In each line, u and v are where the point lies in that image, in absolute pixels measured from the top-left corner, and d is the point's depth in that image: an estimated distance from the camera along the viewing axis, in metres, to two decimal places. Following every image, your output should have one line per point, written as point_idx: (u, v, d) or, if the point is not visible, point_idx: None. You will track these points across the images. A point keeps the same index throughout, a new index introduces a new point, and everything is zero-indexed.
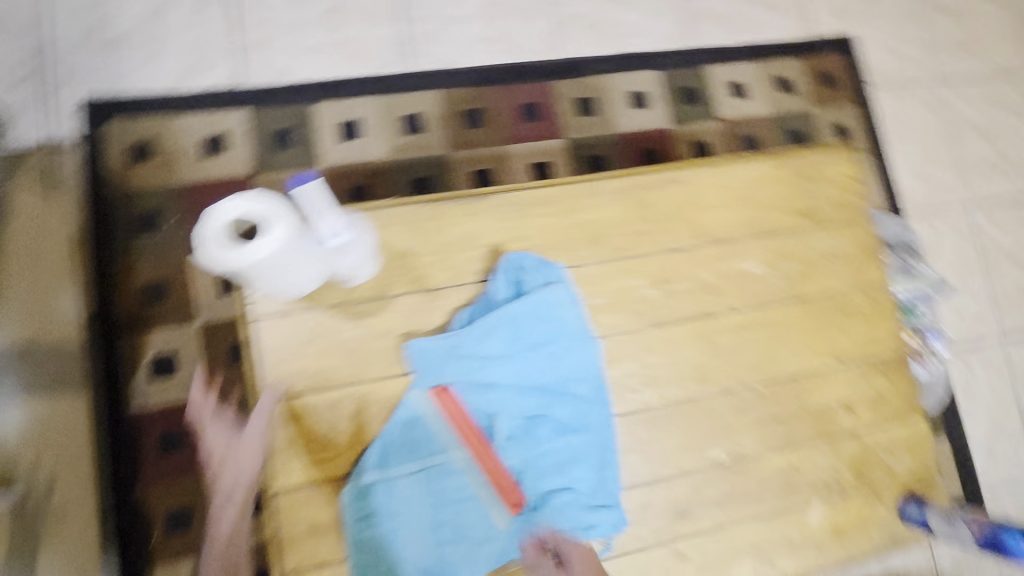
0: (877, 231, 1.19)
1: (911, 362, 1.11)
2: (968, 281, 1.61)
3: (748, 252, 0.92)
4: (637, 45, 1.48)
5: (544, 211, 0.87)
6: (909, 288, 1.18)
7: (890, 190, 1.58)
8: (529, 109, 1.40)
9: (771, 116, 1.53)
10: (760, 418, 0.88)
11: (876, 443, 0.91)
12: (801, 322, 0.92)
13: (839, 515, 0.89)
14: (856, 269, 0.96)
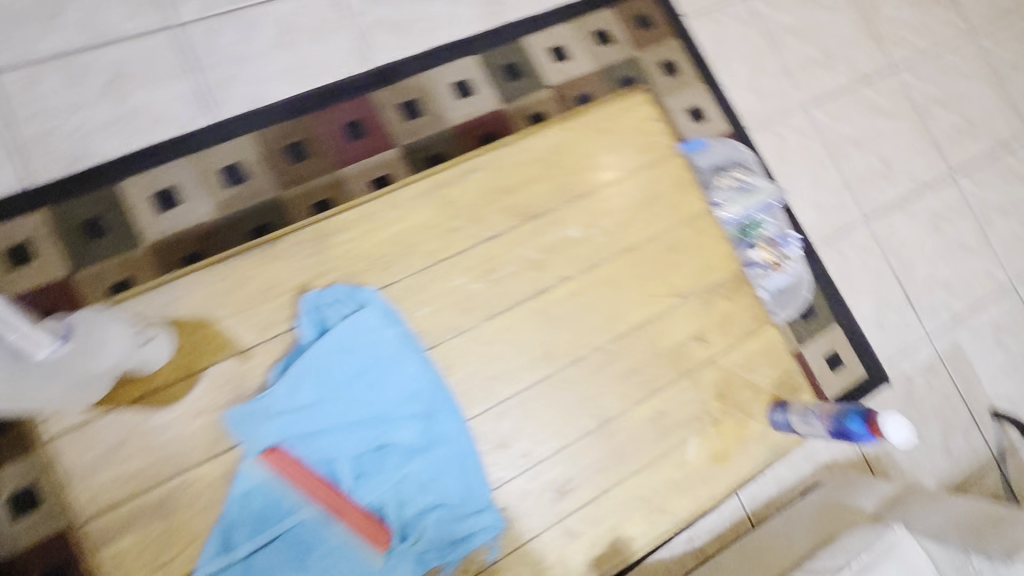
0: (700, 162, 1.23)
1: (750, 276, 1.21)
2: (824, 177, 1.68)
3: (566, 218, 0.92)
4: (446, 34, 1.45)
5: (345, 237, 0.83)
6: (750, 206, 1.23)
7: (732, 110, 1.62)
8: (353, 127, 1.35)
9: (598, 70, 1.54)
10: (616, 375, 0.90)
11: (733, 364, 0.94)
12: (632, 272, 0.93)
13: (717, 443, 0.91)
14: (676, 206, 0.97)
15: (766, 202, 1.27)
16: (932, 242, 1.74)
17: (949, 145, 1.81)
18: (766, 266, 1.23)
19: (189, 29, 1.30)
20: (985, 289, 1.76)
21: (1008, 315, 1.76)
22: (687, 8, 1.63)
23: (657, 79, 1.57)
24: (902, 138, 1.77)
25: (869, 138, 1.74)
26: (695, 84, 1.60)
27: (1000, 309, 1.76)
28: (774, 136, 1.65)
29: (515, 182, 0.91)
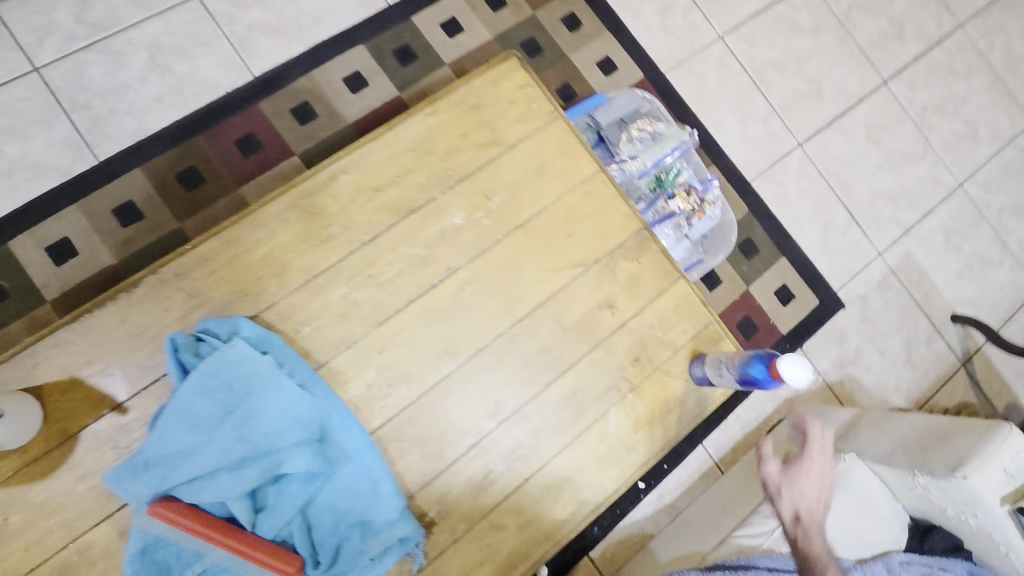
0: (602, 119, 1.20)
1: (667, 230, 1.18)
2: (750, 108, 1.62)
3: (448, 206, 0.88)
4: (329, 28, 1.38)
5: (212, 267, 0.80)
6: (660, 156, 1.19)
7: (644, 55, 1.55)
8: (246, 142, 1.29)
9: (497, 37, 1.47)
10: (523, 359, 0.87)
11: (646, 326, 0.92)
12: (528, 250, 0.89)
13: (639, 408, 0.89)
14: (564, 173, 0.92)
15: (681, 146, 1.21)
16: (871, 156, 1.70)
17: (876, 53, 1.75)
18: (686, 216, 1.20)
19: (51, 70, 1.23)
20: (931, 195, 1.72)
21: (958, 217, 1.73)
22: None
23: (560, 36, 1.50)
24: (827, 53, 1.71)
25: (792, 60, 1.68)
26: (602, 35, 1.53)
27: (949, 212, 1.72)
28: (692, 74, 1.58)
29: (386, 179, 0.86)
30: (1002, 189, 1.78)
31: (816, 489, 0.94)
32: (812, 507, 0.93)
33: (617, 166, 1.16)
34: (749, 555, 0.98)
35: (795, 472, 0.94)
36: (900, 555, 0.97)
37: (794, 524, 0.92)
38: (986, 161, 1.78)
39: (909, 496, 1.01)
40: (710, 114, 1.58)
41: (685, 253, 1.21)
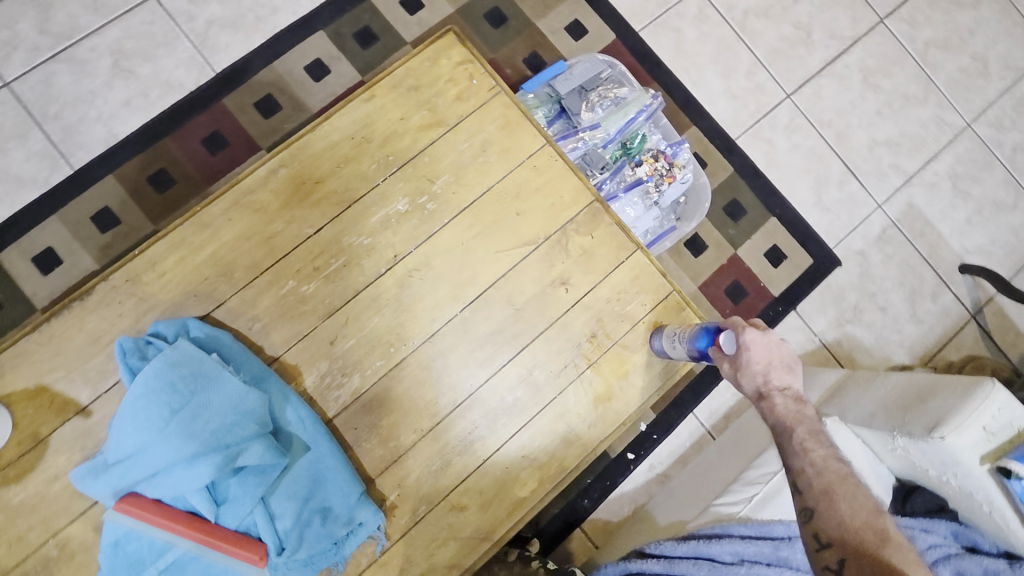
0: (562, 88, 1.17)
1: (636, 195, 1.16)
2: (733, 61, 1.54)
3: (391, 192, 0.88)
4: (287, 16, 1.36)
5: (160, 271, 0.82)
6: (620, 124, 1.17)
7: (616, 15, 1.48)
8: (214, 139, 1.31)
9: (459, 10, 1.42)
10: (476, 341, 0.86)
11: (601, 300, 0.90)
12: (474, 230, 0.89)
13: (598, 384, 0.88)
14: (508, 149, 0.92)
15: (642, 112, 1.19)
16: (868, 101, 1.59)
17: None
18: (652, 182, 1.18)
19: (20, 83, 1.26)
20: (938, 137, 1.61)
21: (968, 159, 1.62)
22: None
23: (525, 3, 1.45)
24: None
25: (777, 6, 1.58)
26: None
27: (957, 155, 1.61)
28: (668, 31, 1.51)
29: (327, 170, 0.87)
30: (1017, 126, 1.65)
31: (771, 352, 0.79)
32: (774, 374, 0.79)
33: (575, 139, 1.15)
34: (725, 524, 0.96)
35: (741, 348, 0.79)
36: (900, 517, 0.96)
37: (759, 399, 0.79)
38: (998, 97, 1.65)
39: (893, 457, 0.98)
40: (689, 71, 1.51)
41: (655, 220, 1.19)
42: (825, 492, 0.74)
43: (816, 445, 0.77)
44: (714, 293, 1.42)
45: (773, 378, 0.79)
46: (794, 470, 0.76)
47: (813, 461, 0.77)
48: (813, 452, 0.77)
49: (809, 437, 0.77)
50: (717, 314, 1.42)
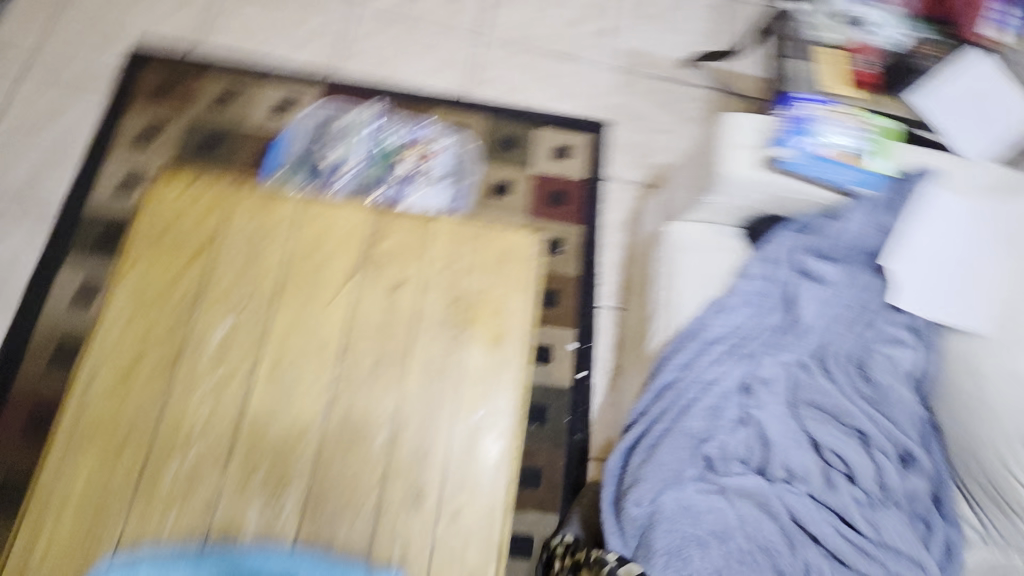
0: (294, 159, 1.30)
1: (414, 195, 1.26)
2: (411, 45, 1.71)
3: (208, 325, 0.90)
4: (23, 271, 1.35)
5: (43, 546, 0.76)
6: (403, 125, 1.36)
7: (302, 77, 1.63)
8: (35, 416, 1.23)
9: (173, 158, 1.50)
10: (364, 381, 0.90)
11: (438, 272, 0.98)
12: (298, 301, 0.94)
13: (486, 331, 0.96)
14: (274, 226, 0.98)
15: (379, 115, 1.41)
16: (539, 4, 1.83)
17: None
18: (417, 165, 1.30)
19: None
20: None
21: None
22: (188, 42, 1.62)
23: (227, 116, 1.56)
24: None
25: None
26: (261, 88, 1.60)
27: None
28: (355, 57, 1.67)
29: (134, 353, 0.87)
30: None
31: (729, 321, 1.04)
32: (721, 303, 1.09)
33: (341, 168, 1.27)
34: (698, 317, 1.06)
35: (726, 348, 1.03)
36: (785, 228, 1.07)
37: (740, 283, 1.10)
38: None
39: (745, 158, 1.02)
40: (395, 70, 1.67)
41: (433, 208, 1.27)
42: (895, 442, 0.98)
43: (817, 421, 0.99)
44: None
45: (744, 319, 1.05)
46: (872, 436, 0.98)
47: (841, 420, 0.99)
48: (819, 424, 0.99)
49: (819, 419, 0.99)
50: (553, 226, 1.59)
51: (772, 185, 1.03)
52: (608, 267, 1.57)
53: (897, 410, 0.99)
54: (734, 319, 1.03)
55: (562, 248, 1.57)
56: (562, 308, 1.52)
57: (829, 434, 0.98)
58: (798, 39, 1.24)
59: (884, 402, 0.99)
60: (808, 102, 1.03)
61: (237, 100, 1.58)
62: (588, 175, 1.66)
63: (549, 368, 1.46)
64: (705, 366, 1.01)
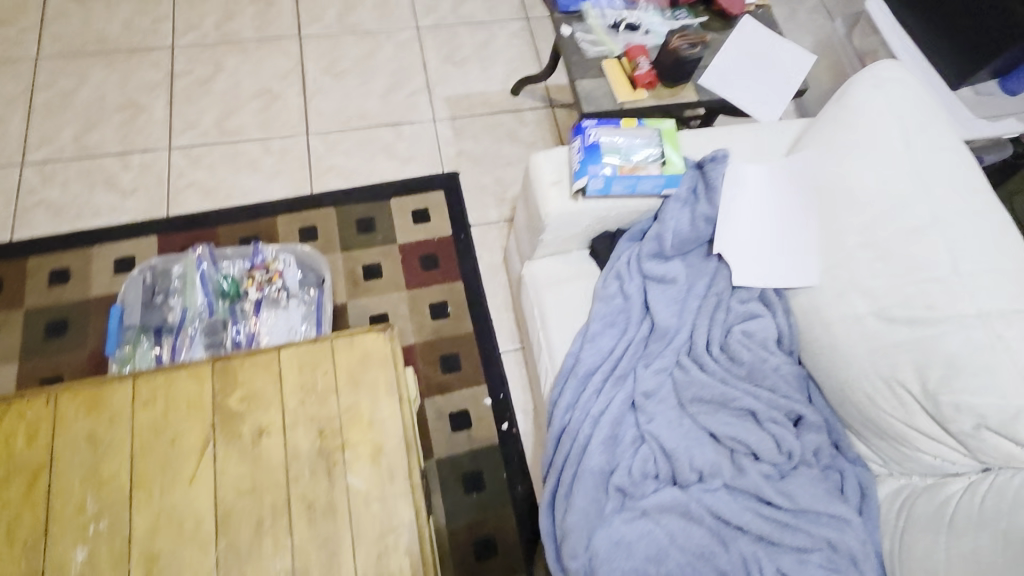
0: (128, 326, 1.18)
1: (273, 326, 1.21)
2: (241, 159, 1.70)
3: (66, 555, 0.84)
4: None
5: None
6: (240, 255, 1.28)
7: (137, 227, 1.57)
8: None
9: (21, 357, 1.41)
10: (251, 551, 0.86)
11: (296, 406, 0.94)
12: (156, 492, 0.88)
13: (365, 448, 0.93)
14: (105, 422, 0.91)
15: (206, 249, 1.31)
16: (355, 80, 1.86)
17: (271, 28, 1.89)
18: (268, 295, 1.24)
19: None
20: (401, 43, 1.91)
21: (437, 37, 1.93)
22: (6, 230, 1.54)
23: (65, 293, 1.47)
24: (241, 59, 1.84)
25: (232, 98, 1.79)
26: (95, 252, 1.53)
27: (425, 37, 1.92)
28: (189, 187, 1.65)
29: None
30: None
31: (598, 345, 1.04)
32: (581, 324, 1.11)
33: (187, 324, 1.19)
34: (572, 352, 1.06)
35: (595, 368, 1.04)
36: (624, 240, 1.10)
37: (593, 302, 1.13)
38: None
39: (559, 193, 1.04)
40: (231, 190, 1.66)
41: (300, 335, 1.21)
42: (782, 407, 1.01)
43: (706, 412, 1.02)
44: (418, 359, 1.50)
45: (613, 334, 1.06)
46: (760, 409, 1.01)
47: (730, 403, 1.02)
48: (710, 416, 1.02)
49: (708, 410, 1.02)
50: (434, 290, 1.57)
51: (597, 210, 1.05)
52: (500, 310, 1.58)
53: (778, 378, 1.02)
54: (601, 346, 1.04)
55: (449, 308, 1.56)
56: (467, 367, 1.50)
57: (720, 423, 1.01)
58: (582, 54, 1.23)
59: (763, 372, 1.02)
60: (594, 124, 1.02)
61: (73, 273, 1.50)
62: (454, 229, 1.66)
63: (472, 432, 1.44)
64: (589, 402, 1.02)
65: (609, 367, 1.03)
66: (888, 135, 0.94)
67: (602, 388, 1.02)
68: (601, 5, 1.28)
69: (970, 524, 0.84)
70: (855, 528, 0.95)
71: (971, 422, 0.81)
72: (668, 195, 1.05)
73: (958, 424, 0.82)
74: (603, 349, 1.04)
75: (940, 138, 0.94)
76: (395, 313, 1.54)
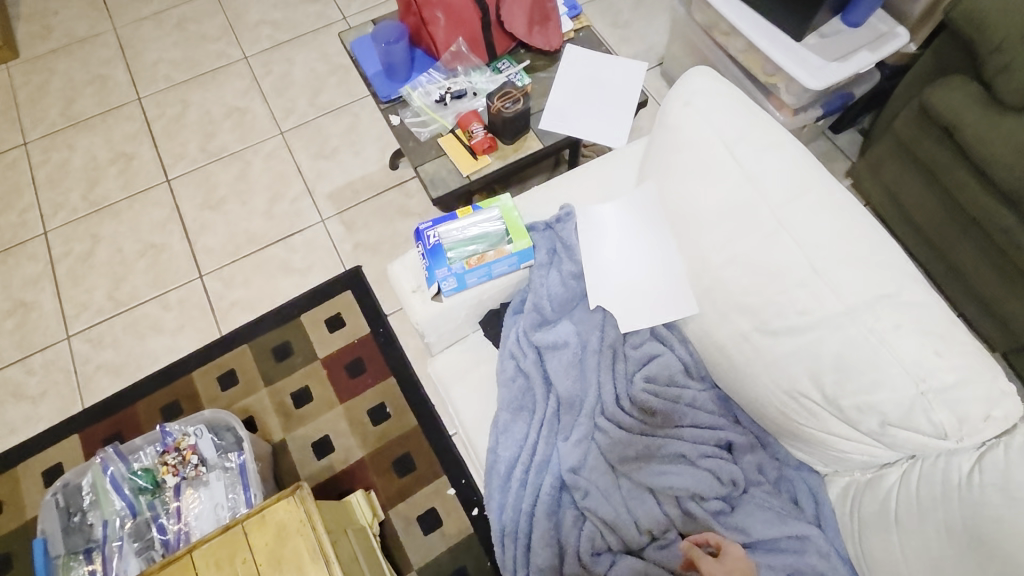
0: (52, 558, 1.13)
1: (199, 508, 1.18)
2: (141, 325, 1.63)
3: None
4: None
5: None
6: (153, 441, 1.25)
7: (54, 430, 1.49)
8: None
9: None
10: None
11: None
12: None
13: None
14: None
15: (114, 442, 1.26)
16: (234, 205, 1.80)
17: (138, 181, 1.84)
18: (187, 477, 1.20)
19: None
20: (270, 152, 1.88)
21: (301, 136, 1.90)
22: None
23: (6, 522, 1.41)
24: (116, 223, 1.77)
25: (120, 265, 1.71)
26: (20, 470, 1.45)
27: (290, 139, 1.90)
28: (98, 370, 1.56)
29: None
30: (288, 80, 2.00)
31: (513, 435, 1.00)
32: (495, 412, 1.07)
33: (111, 535, 1.15)
34: (489, 449, 1.02)
35: (517, 459, 1.00)
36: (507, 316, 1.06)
37: None
38: (248, 89, 1.98)
39: (422, 299, 1.00)
40: (141, 360, 1.58)
41: (228, 509, 1.18)
42: (710, 439, 0.98)
43: (636, 469, 0.97)
44: (370, 473, 1.45)
45: (522, 418, 1.01)
46: (688, 450, 0.97)
47: (656, 453, 0.98)
48: (640, 471, 0.97)
49: (636, 467, 0.98)
50: (368, 396, 1.52)
51: (465, 303, 1.02)
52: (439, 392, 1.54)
53: (696, 411, 0.99)
54: (515, 435, 1.00)
55: (388, 409, 1.51)
56: (422, 465, 1.45)
57: (651, 476, 0.97)
58: (416, 138, 1.22)
59: (679, 411, 0.99)
60: (431, 223, 0.99)
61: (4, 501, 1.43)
62: (370, 327, 1.61)
63: (444, 529, 1.39)
64: (518, 497, 0.98)
65: (528, 455, 0.99)
66: (713, 148, 0.92)
67: (527, 478, 0.98)
68: (421, 82, 1.26)
69: (915, 519, 0.80)
70: (816, 541, 0.91)
71: (875, 420, 0.79)
72: (529, 266, 1.02)
73: (865, 424, 0.80)
74: (516, 440, 1.00)
75: (763, 134, 0.92)
76: (335, 433, 1.49)
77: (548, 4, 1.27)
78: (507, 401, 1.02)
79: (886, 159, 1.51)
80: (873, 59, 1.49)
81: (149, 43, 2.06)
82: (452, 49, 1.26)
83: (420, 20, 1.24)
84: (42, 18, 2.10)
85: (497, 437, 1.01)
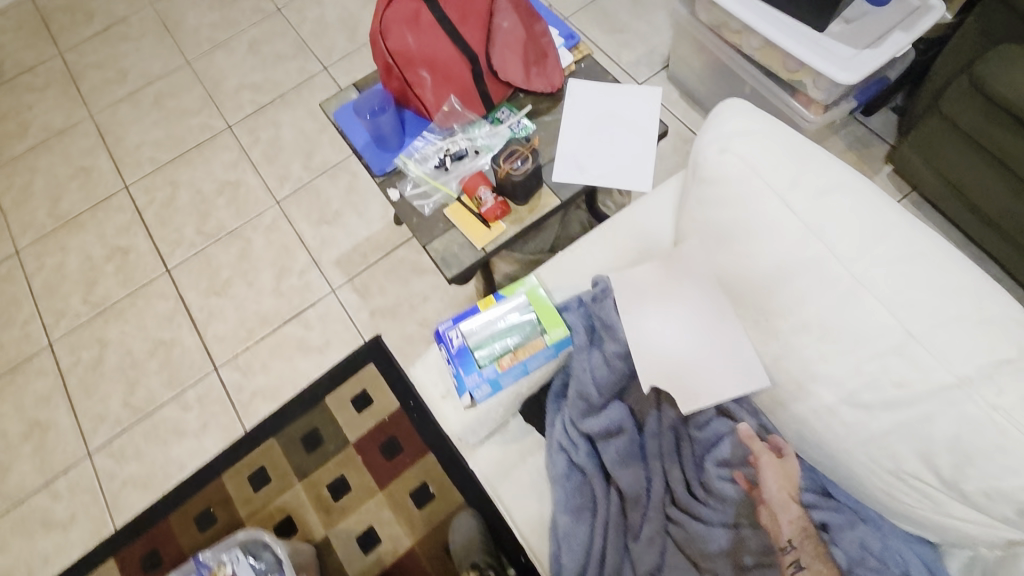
0: None
1: None
2: (162, 430, 1.55)
3: None
4: None
5: None
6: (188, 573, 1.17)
7: (88, 557, 1.43)
8: None
9: None
10: None
11: None
12: None
13: None
14: None
15: None
16: (240, 286, 1.72)
17: (138, 275, 1.76)
18: None
19: None
20: (269, 224, 1.79)
21: (300, 203, 1.81)
22: None
23: None
24: (122, 323, 1.70)
25: (132, 368, 1.64)
26: None
27: (289, 208, 1.81)
28: (124, 486, 1.50)
29: None
30: (277, 144, 1.91)
31: (577, 542, 0.88)
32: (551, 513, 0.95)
33: None
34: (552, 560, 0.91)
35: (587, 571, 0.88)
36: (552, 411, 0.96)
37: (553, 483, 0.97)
38: (238, 161, 1.90)
39: (454, 406, 0.92)
40: (167, 468, 1.51)
41: None
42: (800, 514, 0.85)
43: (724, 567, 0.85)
44: (422, 563, 1.36)
45: (584, 520, 0.89)
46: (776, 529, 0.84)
47: (744, 542, 0.86)
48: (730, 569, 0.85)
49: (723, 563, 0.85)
50: (408, 478, 1.43)
51: (504, 401, 0.91)
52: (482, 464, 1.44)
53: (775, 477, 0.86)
54: (578, 542, 0.88)
55: (432, 489, 1.41)
56: None
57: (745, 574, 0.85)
58: (420, 214, 1.12)
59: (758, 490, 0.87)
60: (452, 322, 0.92)
61: None
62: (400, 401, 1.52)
63: None
64: None
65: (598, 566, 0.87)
66: (762, 200, 0.82)
67: None
68: (417, 148, 1.16)
69: None
70: None
71: (1010, 508, 0.68)
72: (567, 352, 0.93)
73: (997, 511, 0.69)
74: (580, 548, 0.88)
75: (817, 176, 0.82)
76: (380, 523, 1.40)
77: (541, 40, 1.19)
78: (565, 504, 0.90)
79: (941, 140, 1.39)
80: (909, 39, 1.37)
81: (129, 126, 1.99)
82: (444, 108, 1.15)
83: (404, 83, 1.14)
84: (17, 116, 2.03)
85: (560, 546, 0.89)
